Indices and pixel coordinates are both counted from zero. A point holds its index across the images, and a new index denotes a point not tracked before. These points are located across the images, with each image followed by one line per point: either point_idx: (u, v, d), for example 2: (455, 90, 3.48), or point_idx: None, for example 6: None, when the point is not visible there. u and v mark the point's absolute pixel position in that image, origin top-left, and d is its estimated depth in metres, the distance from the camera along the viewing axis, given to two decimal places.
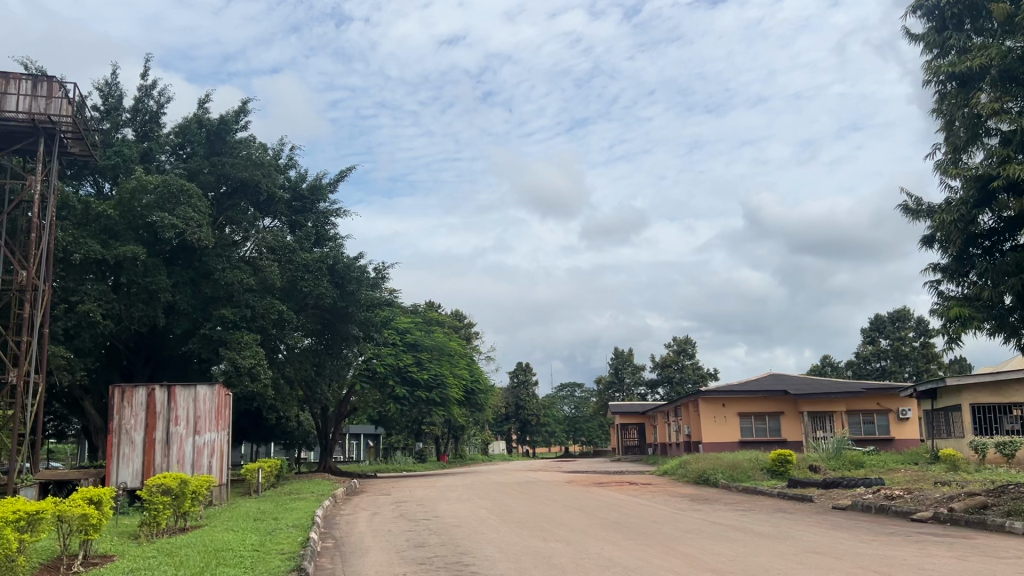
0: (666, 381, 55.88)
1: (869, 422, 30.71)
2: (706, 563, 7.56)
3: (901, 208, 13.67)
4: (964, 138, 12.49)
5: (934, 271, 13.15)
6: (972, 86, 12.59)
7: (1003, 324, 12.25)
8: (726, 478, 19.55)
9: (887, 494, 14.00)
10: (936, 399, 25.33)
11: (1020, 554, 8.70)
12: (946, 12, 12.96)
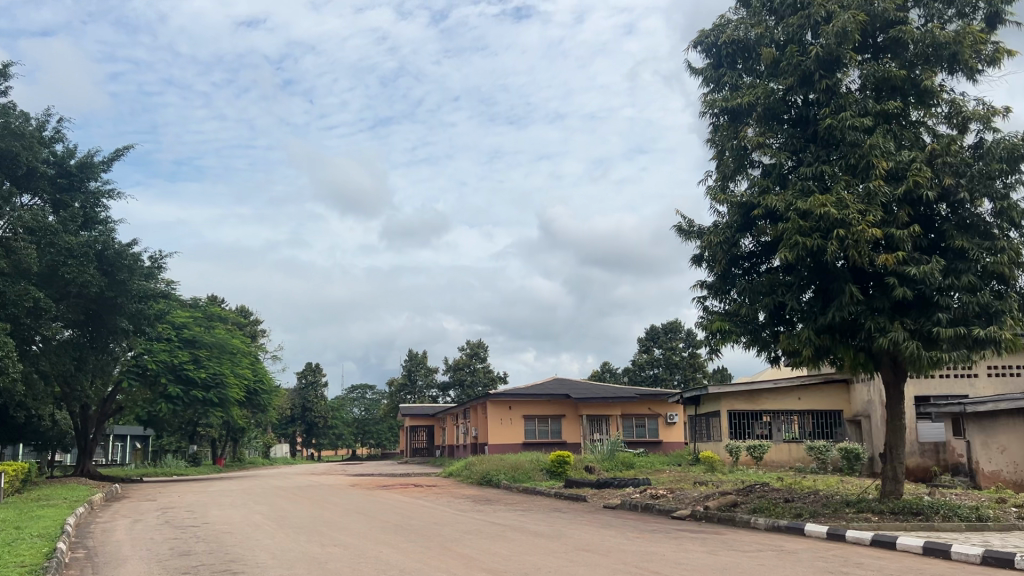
0: (456, 384, 56.60)
1: (641, 425, 32.68)
2: (481, 564, 7.68)
3: (676, 228, 14.74)
4: (732, 167, 13.68)
5: (701, 287, 14.29)
6: (740, 121, 13.84)
7: (757, 338, 13.51)
8: (507, 480, 20.08)
9: (652, 493, 15.01)
10: (700, 406, 27.43)
11: (761, 547, 9.63)
12: (722, 50, 14.15)
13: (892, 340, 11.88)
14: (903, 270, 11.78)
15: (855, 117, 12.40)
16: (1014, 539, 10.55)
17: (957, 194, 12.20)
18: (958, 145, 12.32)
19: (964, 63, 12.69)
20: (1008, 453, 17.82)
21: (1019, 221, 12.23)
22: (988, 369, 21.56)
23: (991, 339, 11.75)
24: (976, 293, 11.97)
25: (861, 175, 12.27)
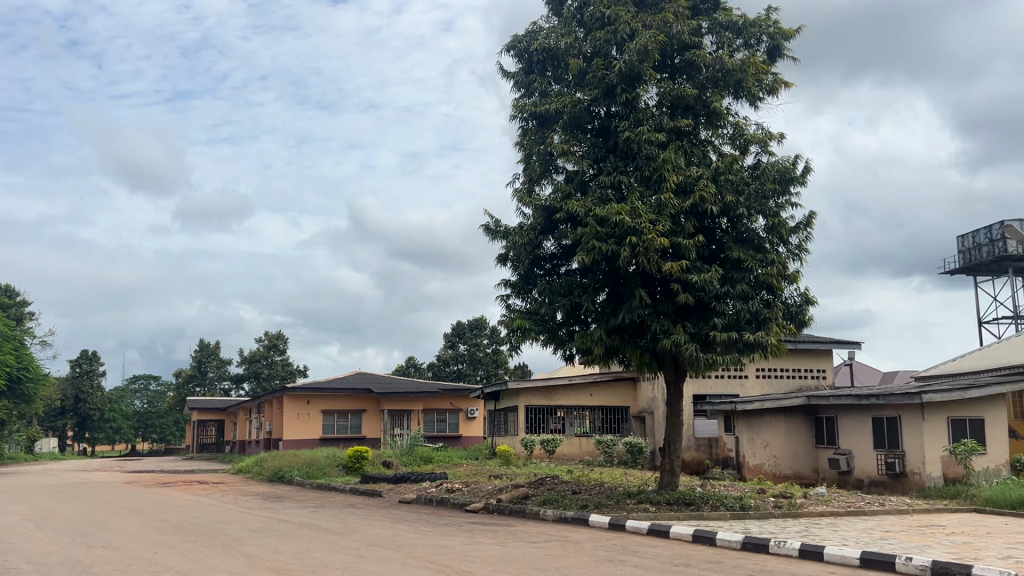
0: (252, 376, 54.34)
1: (442, 420, 32.92)
2: (265, 563, 7.41)
3: (483, 227, 14.97)
4: (537, 170, 14.07)
5: (505, 286, 14.58)
6: (547, 127, 14.27)
7: (553, 337, 13.98)
8: (300, 476, 19.53)
9: (448, 488, 15.15)
10: (499, 401, 28.09)
11: (548, 539, 9.97)
12: (533, 57, 14.51)
13: (674, 342, 12.75)
14: (687, 278, 12.66)
15: (652, 131, 13.17)
16: (769, 525, 11.66)
17: (736, 210, 13.27)
18: (739, 165, 13.40)
19: (747, 90, 13.83)
20: (770, 448, 19.61)
21: (787, 238, 13.49)
22: (756, 371, 23.71)
23: (758, 344, 12.93)
24: (748, 301, 13.12)
25: (654, 187, 13.05)
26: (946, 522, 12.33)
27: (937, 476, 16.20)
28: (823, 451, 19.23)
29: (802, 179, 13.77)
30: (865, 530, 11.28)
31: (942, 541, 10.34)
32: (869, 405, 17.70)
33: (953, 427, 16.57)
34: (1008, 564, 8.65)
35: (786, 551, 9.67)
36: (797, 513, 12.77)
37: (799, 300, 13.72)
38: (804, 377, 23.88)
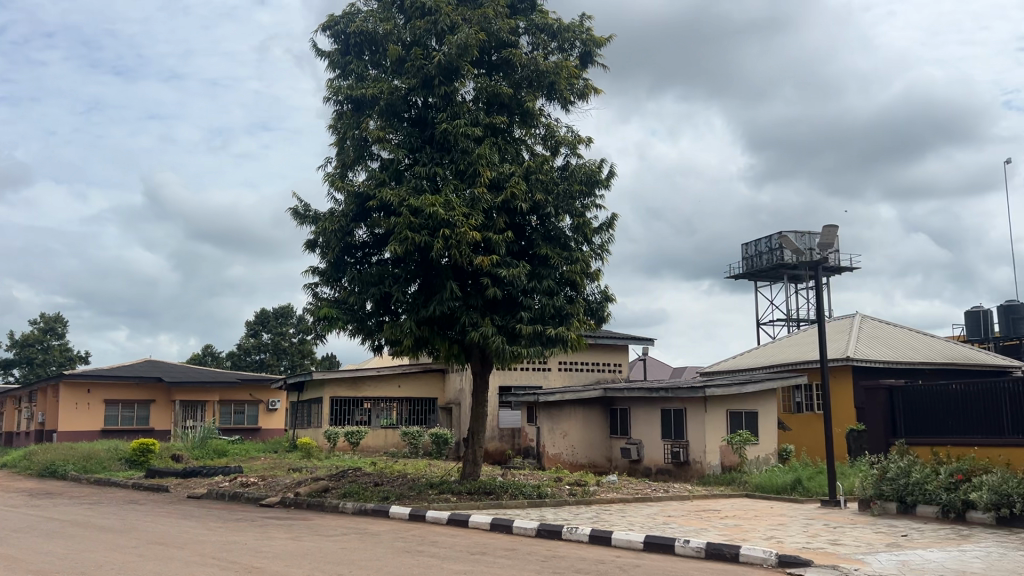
0: (24, 362, 49.41)
1: (239, 412, 31.53)
2: (27, 566, 6.74)
3: (291, 210, 14.44)
4: (351, 156, 13.77)
5: (313, 273, 14.16)
6: (362, 111, 14.00)
7: (362, 327, 13.75)
8: (76, 471, 18.00)
9: (243, 481, 14.53)
10: (303, 392, 27.33)
11: (346, 531, 9.80)
12: (351, 39, 14.17)
13: (482, 335, 12.95)
14: (496, 272, 12.89)
15: (468, 125, 13.27)
16: (563, 513, 12.13)
17: (545, 208, 13.66)
18: (549, 165, 13.80)
19: (560, 93, 14.28)
20: (568, 438, 20.43)
21: (591, 237, 14.07)
22: (558, 364, 24.56)
23: (560, 338, 13.41)
24: (553, 297, 13.58)
25: (468, 181, 13.17)
26: (720, 507, 13.39)
27: (715, 464, 17.58)
28: (616, 441, 20.28)
29: (607, 182, 14.42)
30: (649, 515, 12.00)
31: (716, 524, 11.21)
32: (659, 398, 18.88)
33: (731, 419, 18.02)
34: (770, 543, 9.52)
35: (577, 537, 10.11)
36: (590, 500, 13.37)
37: (599, 297, 14.35)
38: (602, 370, 25.12)
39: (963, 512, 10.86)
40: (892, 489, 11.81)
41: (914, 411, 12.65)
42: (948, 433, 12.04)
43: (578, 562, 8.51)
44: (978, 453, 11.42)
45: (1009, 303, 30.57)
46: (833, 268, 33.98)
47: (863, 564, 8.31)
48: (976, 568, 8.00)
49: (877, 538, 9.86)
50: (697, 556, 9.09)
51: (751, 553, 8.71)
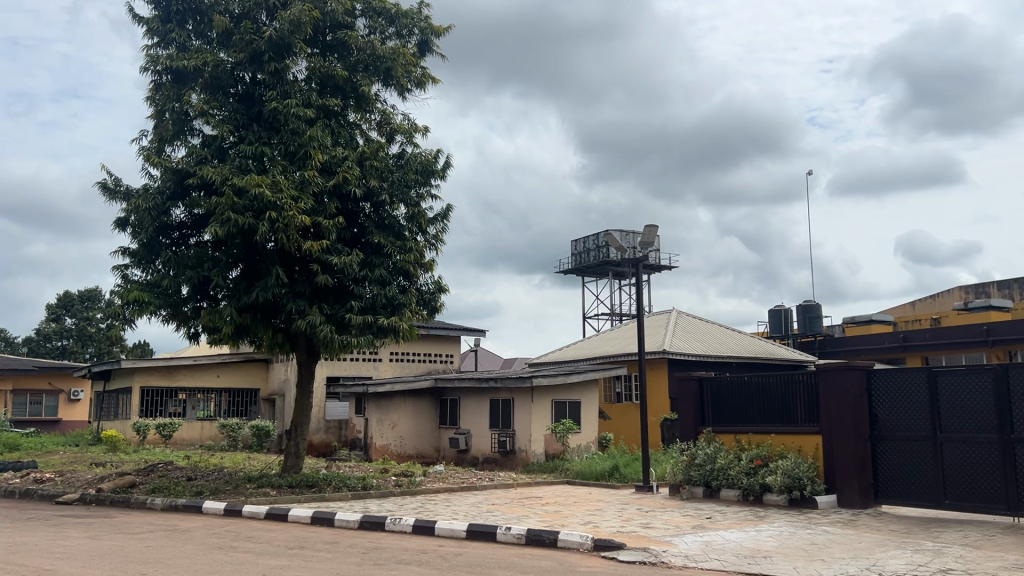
0: None
1: (35, 402, 28.98)
2: None
3: (100, 185, 13.38)
4: (170, 130, 12.93)
5: (123, 254, 13.20)
6: (184, 84, 13.19)
7: (177, 313, 12.96)
8: None
9: (36, 478, 13.35)
10: (110, 381, 25.50)
11: (153, 529, 9.22)
12: (172, 6, 13.30)
13: (309, 323, 12.58)
14: (326, 258, 12.55)
15: (299, 105, 12.81)
16: (387, 504, 12.03)
17: (379, 195, 13.42)
18: (384, 152, 13.57)
19: (396, 80, 14.07)
20: (397, 429, 20.23)
21: (425, 227, 13.97)
22: (390, 354, 24.31)
23: (392, 328, 13.24)
24: (385, 286, 13.39)
25: (298, 163, 12.72)
26: (541, 494, 13.77)
27: (539, 452, 18.05)
28: (445, 431, 20.34)
29: (442, 173, 14.37)
30: (473, 504, 12.14)
31: (537, 511, 11.50)
32: (488, 388, 19.09)
33: (556, 408, 18.56)
34: (587, 528, 9.88)
35: (400, 527, 10.06)
36: (415, 490, 13.33)
37: (432, 288, 14.29)
38: (433, 361, 25.15)
39: (760, 494, 11.76)
40: (700, 474, 12.61)
41: (720, 401, 13.50)
42: (750, 421, 12.96)
43: (400, 553, 8.44)
44: (774, 439, 12.37)
45: (806, 303, 33.41)
46: (654, 266, 35.77)
47: (671, 545, 8.79)
48: (770, 546, 8.66)
49: (685, 521, 10.47)
50: (518, 543, 9.27)
51: (569, 538, 8.98)
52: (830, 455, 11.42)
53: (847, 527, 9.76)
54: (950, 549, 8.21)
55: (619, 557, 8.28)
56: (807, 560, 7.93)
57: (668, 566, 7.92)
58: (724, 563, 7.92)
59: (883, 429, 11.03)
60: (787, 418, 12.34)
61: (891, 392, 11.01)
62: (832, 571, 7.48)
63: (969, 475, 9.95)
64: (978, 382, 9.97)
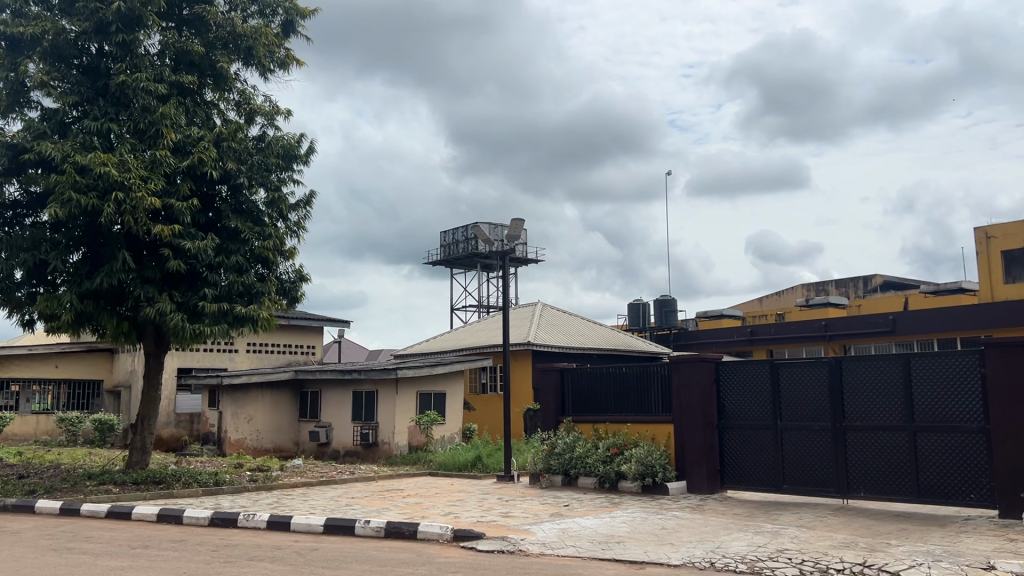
0: None
1: None
2: None
3: None
4: (3, 101, 11.95)
5: None
6: (20, 52, 12.19)
7: (8, 299, 12.02)
8: None
9: None
10: None
11: None
12: None
13: (158, 311, 11.95)
14: (178, 243, 11.96)
15: (150, 81, 12.13)
16: (241, 499, 11.62)
17: (237, 178, 12.89)
18: (242, 133, 13.05)
19: (257, 59, 13.56)
20: (253, 422, 19.52)
21: (286, 213, 13.55)
22: (247, 345, 23.49)
23: (250, 317, 12.77)
24: (242, 274, 12.90)
25: (148, 141, 12.03)
26: (402, 486, 13.69)
27: (403, 444, 17.93)
28: (306, 424, 19.84)
29: (305, 158, 13.98)
30: (332, 498, 11.92)
31: (397, 503, 11.42)
32: (351, 380, 18.74)
33: (421, 400, 18.46)
34: (448, 519, 9.89)
35: (254, 523, 9.73)
36: (271, 485, 12.94)
37: (293, 277, 13.89)
38: (293, 353, 24.52)
39: (615, 482, 12.15)
40: (559, 463, 12.91)
41: (580, 392, 13.83)
42: (607, 411, 13.34)
43: (253, 550, 8.16)
44: (630, 428, 12.80)
45: (664, 297, 34.78)
46: (521, 259, 36.25)
47: (529, 533, 8.94)
48: (623, 532, 8.96)
49: (543, 509, 10.67)
50: (376, 536, 9.16)
51: (429, 529, 8.96)
52: (681, 443, 11.93)
53: (695, 511, 10.24)
54: (787, 530, 8.76)
55: (478, 547, 8.34)
56: (658, 544, 8.26)
57: (526, 553, 8.05)
58: (580, 549, 8.12)
59: (729, 417, 11.61)
60: (643, 407, 12.79)
61: (736, 383, 11.61)
62: (680, 553, 7.82)
63: (805, 460, 10.64)
64: (815, 374, 10.66)
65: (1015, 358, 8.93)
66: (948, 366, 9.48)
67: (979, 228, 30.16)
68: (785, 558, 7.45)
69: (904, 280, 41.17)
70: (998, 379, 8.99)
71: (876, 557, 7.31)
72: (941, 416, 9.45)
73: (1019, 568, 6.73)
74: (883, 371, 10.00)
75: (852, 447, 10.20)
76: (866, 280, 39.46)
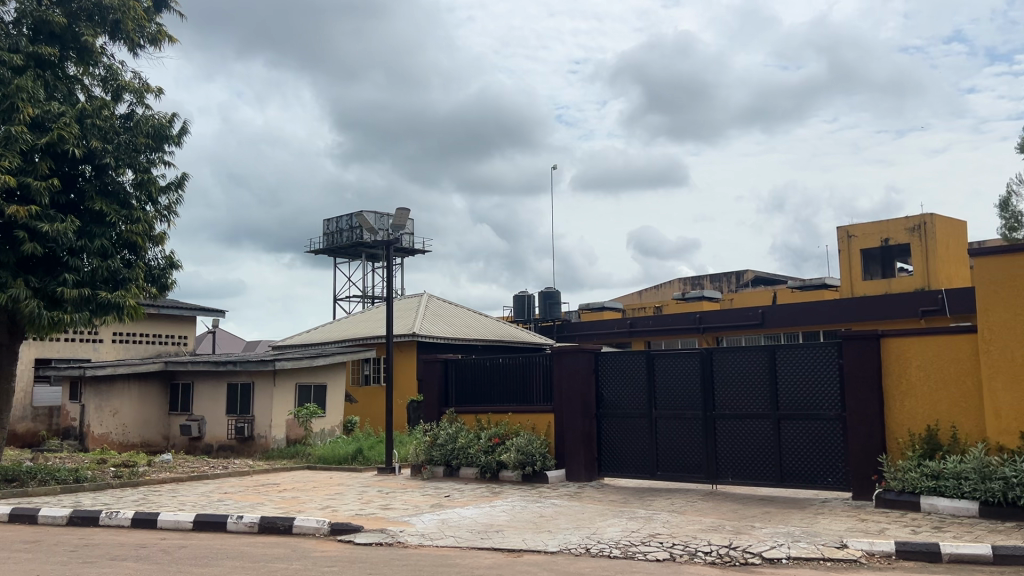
0: None
1: None
2: None
3: None
4: None
5: None
6: None
7: None
8: None
9: None
10: None
11: None
12: None
13: (11, 298, 11.15)
14: (34, 225, 11.20)
15: (3, 51, 11.32)
16: (103, 497, 11.03)
17: (102, 158, 12.19)
18: (108, 111, 12.35)
19: (126, 33, 12.88)
20: (119, 416, 18.59)
21: (156, 196, 12.92)
22: (113, 335, 22.32)
23: (114, 305, 12.11)
24: (107, 259, 12.23)
25: (1, 116, 11.20)
26: (278, 480, 13.35)
27: (281, 437, 17.48)
28: (176, 418, 19.08)
29: (178, 139, 13.37)
30: (203, 494, 11.48)
31: (273, 497, 11.12)
32: (226, 372, 18.13)
33: (300, 392, 18.03)
34: (325, 512, 9.70)
35: (117, 522, 9.26)
36: (137, 481, 12.34)
37: (163, 263, 13.27)
38: (164, 343, 23.51)
39: (496, 472, 12.24)
40: (440, 454, 12.89)
41: (463, 382, 13.84)
42: (489, 401, 13.41)
43: (114, 549, 7.74)
44: (511, 418, 12.91)
45: (548, 289, 35.28)
46: (407, 249, 35.96)
47: (408, 525, 8.88)
48: (502, 521, 9.02)
49: (423, 500, 10.62)
50: (250, 531, 8.89)
51: (305, 523, 8.75)
52: (560, 433, 12.13)
53: (573, 499, 10.44)
54: (660, 516, 9.05)
55: (355, 540, 8.21)
56: (536, 532, 8.37)
57: (404, 545, 7.99)
58: (458, 539, 8.13)
59: (607, 407, 11.88)
60: (524, 397, 12.92)
61: (614, 373, 11.90)
62: (557, 541, 7.94)
63: (677, 448, 11.02)
64: (688, 364, 11.04)
65: (870, 350, 9.54)
66: (810, 357, 10.02)
67: (841, 227, 32.05)
68: (657, 542, 7.69)
69: (773, 276, 43.32)
70: (854, 369, 9.58)
71: (742, 539, 7.66)
72: (803, 405, 9.99)
73: (868, 546, 7.19)
74: (751, 362, 10.47)
75: (721, 434, 10.64)
76: (739, 274, 41.26)
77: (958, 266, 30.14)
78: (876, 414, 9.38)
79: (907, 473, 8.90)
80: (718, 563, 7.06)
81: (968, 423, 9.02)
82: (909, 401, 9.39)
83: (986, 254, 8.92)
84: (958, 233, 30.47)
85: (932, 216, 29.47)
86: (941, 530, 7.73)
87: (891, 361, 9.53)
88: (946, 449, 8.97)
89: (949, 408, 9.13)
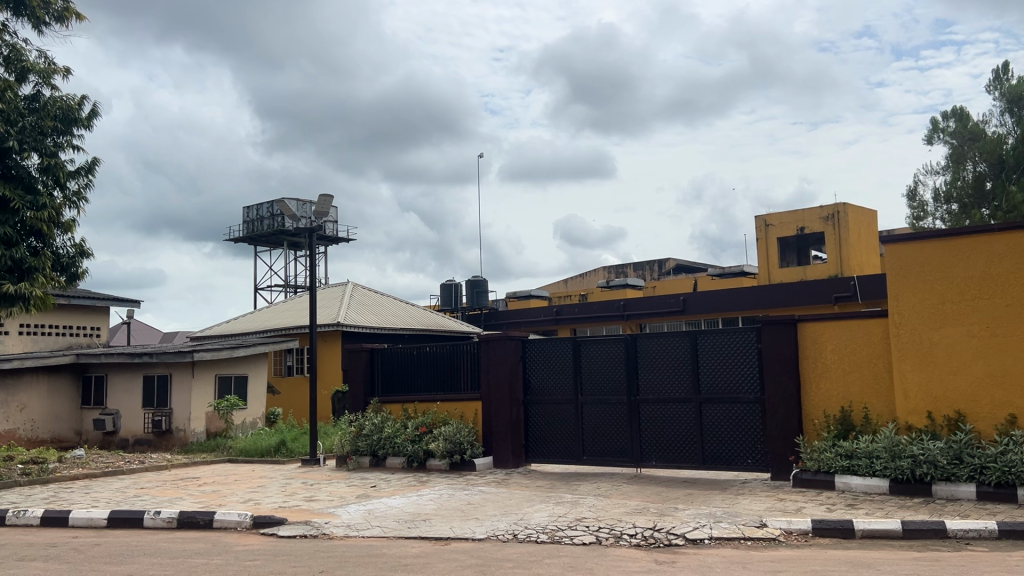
0: None
1: None
2: None
3: None
4: None
5: None
6: None
7: None
8: None
9: None
10: None
11: None
12: None
13: None
14: None
15: None
16: (10, 495, 10.54)
17: (4, 141, 11.59)
18: (12, 92, 11.74)
19: (30, 10, 12.34)
20: (27, 412, 17.61)
21: (64, 182, 12.33)
22: (19, 326, 21.22)
23: (20, 296, 11.58)
24: (11, 248, 11.66)
25: None
26: (198, 474, 13.00)
27: (200, 430, 17.02)
28: (90, 412, 18.34)
29: (88, 122, 12.79)
30: (117, 490, 11.07)
31: (192, 492, 10.83)
32: (142, 364, 17.52)
33: (220, 384, 17.57)
34: (247, 506, 9.48)
35: (25, 521, 8.90)
36: (46, 478, 11.81)
37: (72, 251, 12.68)
38: (74, 335, 22.61)
39: (423, 460, 12.16)
40: (366, 444, 12.73)
41: (389, 371, 13.71)
42: (416, 390, 13.31)
43: (21, 549, 7.40)
44: (439, 406, 12.85)
45: (475, 278, 35.35)
46: (330, 238, 35.39)
47: (333, 516, 8.74)
48: (429, 509, 8.99)
49: (349, 491, 10.49)
50: (168, 527, 8.62)
51: (226, 517, 8.53)
52: (487, 421, 12.15)
53: (500, 486, 10.47)
54: (585, 500, 9.16)
55: (278, 533, 8.04)
56: (463, 520, 8.36)
57: (330, 537, 7.87)
58: (384, 529, 8.05)
59: (534, 394, 11.94)
60: (451, 386, 12.88)
61: (542, 361, 11.93)
62: (484, 527, 7.95)
63: (603, 433, 11.16)
64: (612, 350, 11.18)
65: (787, 335, 9.83)
66: (731, 343, 10.26)
67: (759, 215, 32.97)
68: (583, 526, 7.76)
69: (694, 263, 44.35)
70: (773, 354, 9.86)
71: (665, 521, 7.80)
72: (724, 389, 10.22)
73: (786, 524, 7.41)
74: (674, 347, 10.66)
75: (644, 418, 10.81)
76: (661, 263, 42.15)
77: (869, 254, 31.38)
78: (792, 397, 9.68)
79: (822, 453, 9.21)
80: (643, 544, 7.18)
81: (879, 403, 9.41)
82: (823, 383, 9.71)
83: (896, 242, 9.25)
84: (869, 222, 31.70)
85: (845, 205, 30.55)
86: (854, 507, 8.05)
87: (808, 346, 9.84)
88: (859, 429, 9.32)
89: (861, 389, 9.50)
